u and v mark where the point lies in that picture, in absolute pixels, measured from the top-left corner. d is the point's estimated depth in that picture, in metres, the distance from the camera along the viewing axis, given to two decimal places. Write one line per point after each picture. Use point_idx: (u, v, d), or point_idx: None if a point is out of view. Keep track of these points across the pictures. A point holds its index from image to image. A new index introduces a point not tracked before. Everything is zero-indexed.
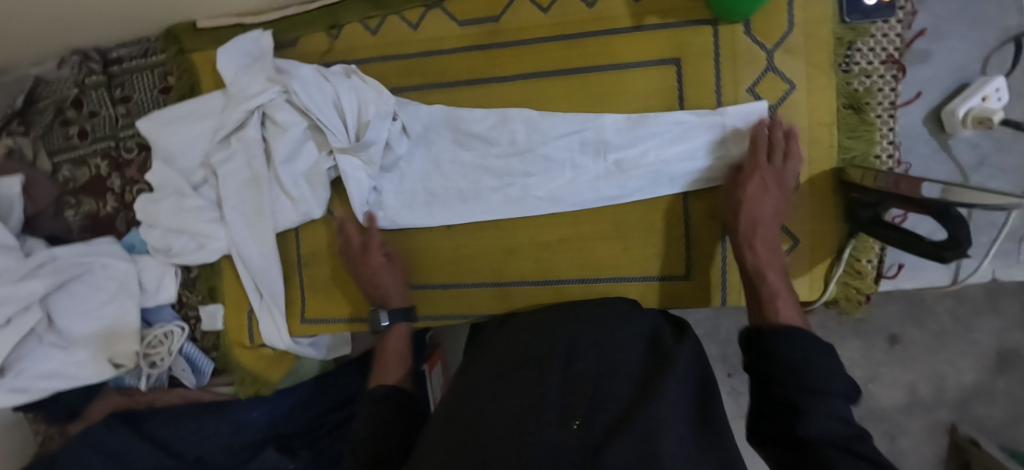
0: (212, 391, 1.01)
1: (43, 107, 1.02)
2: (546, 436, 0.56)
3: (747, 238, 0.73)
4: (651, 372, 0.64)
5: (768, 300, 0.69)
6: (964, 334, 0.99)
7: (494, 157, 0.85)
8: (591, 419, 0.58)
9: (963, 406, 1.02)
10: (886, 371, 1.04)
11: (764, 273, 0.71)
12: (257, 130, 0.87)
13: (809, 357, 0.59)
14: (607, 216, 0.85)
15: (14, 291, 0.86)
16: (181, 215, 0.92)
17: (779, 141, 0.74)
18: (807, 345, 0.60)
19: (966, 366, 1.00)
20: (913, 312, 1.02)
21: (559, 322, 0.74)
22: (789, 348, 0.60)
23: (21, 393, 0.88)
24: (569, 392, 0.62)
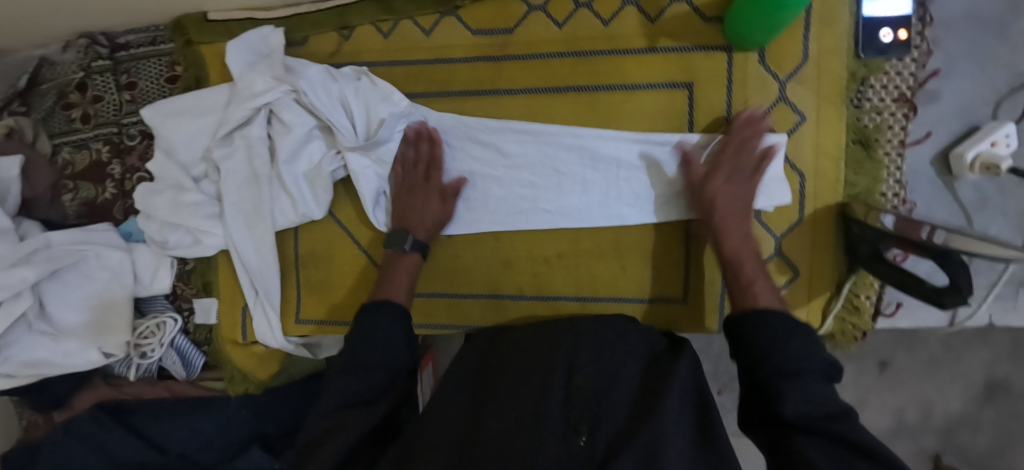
0: (200, 385, 1.01)
1: (45, 90, 1.00)
2: (551, 450, 0.58)
3: (723, 229, 0.74)
4: (649, 388, 0.65)
5: (745, 285, 0.71)
6: (954, 363, 1.01)
7: (499, 170, 0.86)
8: (596, 434, 0.59)
9: (949, 434, 1.03)
10: (874, 396, 1.04)
11: (739, 259, 0.73)
12: (261, 128, 0.86)
13: (778, 344, 0.62)
14: (606, 235, 0.85)
15: (3, 278, 0.84)
16: (178, 209, 0.91)
17: (748, 141, 0.76)
18: (777, 328, 0.63)
19: (954, 395, 1.02)
20: (904, 340, 1.03)
21: (558, 334, 0.74)
22: (764, 336, 0.63)
23: (8, 378, 0.89)
24: (570, 405, 0.62)
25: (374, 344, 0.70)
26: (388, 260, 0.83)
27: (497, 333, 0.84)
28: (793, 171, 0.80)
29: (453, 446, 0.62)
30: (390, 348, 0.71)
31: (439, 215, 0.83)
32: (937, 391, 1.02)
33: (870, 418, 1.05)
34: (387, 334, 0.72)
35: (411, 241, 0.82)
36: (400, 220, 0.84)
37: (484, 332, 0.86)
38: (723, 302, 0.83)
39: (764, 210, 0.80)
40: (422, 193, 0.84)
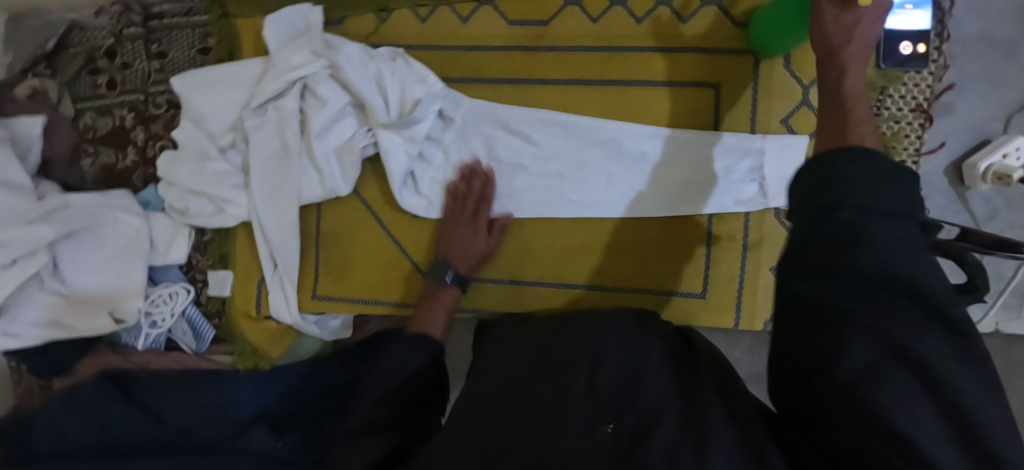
0: (208, 359, 1.00)
1: (74, 53, 1.01)
2: (570, 442, 0.48)
3: (842, 51, 0.54)
4: (688, 376, 0.55)
5: (838, 117, 0.52)
6: None
7: (527, 158, 0.87)
8: (624, 422, 0.49)
9: None
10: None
11: (844, 80, 0.54)
12: (294, 101, 0.86)
13: (874, 177, 0.43)
14: (628, 228, 0.86)
15: (20, 235, 0.83)
16: (202, 177, 0.91)
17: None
18: (874, 165, 0.44)
19: None
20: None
21: (575, 320, 0.63)
22: (854, 170, 0.44)
23: (13, 339, 0.86)
24: (595, 398, 0.52)
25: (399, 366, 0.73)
26: (428, 294, 0.85)
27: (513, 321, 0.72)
28: None
29: (472, 448, 0.51)
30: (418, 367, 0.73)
31: (483, 251, 0.85)
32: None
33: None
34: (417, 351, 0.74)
35: (453, 274, 0.84)
36: (445, 254, 0.86)
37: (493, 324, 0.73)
38: (741, 299, 0.85)
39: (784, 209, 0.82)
40: (468, 229, 0.86)
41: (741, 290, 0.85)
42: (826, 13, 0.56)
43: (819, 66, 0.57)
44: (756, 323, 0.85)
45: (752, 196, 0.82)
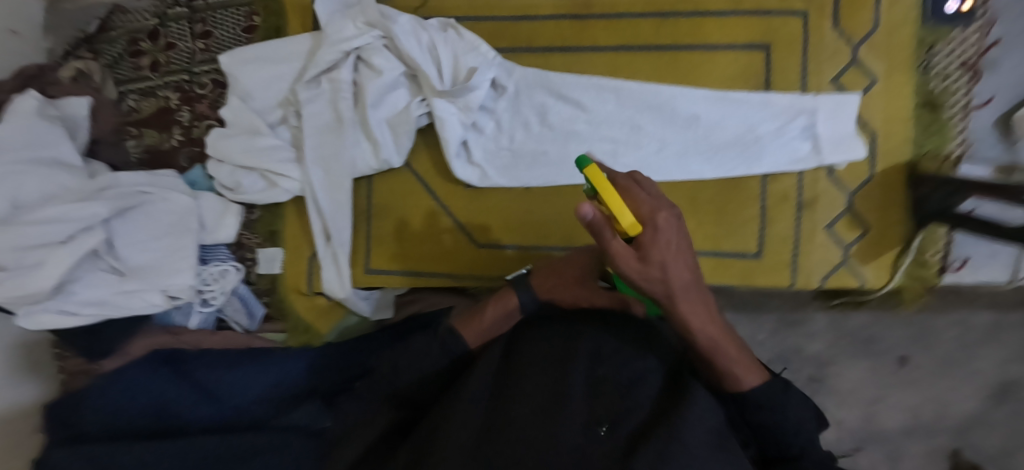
0: (260, 337, 0.99)
1: (115, 36, 1.01)
2: (570, 441, 0.56)
3: (678, 312, 0.60)
4: (673, 393, 0.62)
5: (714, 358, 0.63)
6: (967, 364, 1.05)
7: (579, 125, 0.87)
8: (618, 427, 0.58)
9: (964, 433, 1.05)
10: (894, 394, 1.08)
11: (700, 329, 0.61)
12: (349, 72, 0.86)
13: (776, 416, 0.62)
14: (684, 189, 0.86)
15: (77, 210, 0.82)
16: (252, 152, 0.91)
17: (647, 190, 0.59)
18: (772, 399, 0.62)
19: (970, 395, 1.05)
20: (922, 337, 1.07)
21: (580, 332, 0.67)
22: (759, 410, 0.62)
23: (68, 318, 0.83)
24: (595, 398, 0.61)
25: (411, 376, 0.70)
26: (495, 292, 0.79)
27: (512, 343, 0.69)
28: (863, 130, 0.84)
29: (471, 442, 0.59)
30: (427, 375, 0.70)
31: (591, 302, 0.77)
32: (954, 390, 1.06)
33: (889, 414, 1.08)
34: (431, 361, 0.70)
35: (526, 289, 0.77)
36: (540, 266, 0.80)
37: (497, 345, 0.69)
38: (797, 258, 0.85)
39: (837, 165, 0.83)
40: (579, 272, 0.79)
41: (796, 250, 0.85)
42: (630, 258, 0.56)
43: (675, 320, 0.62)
44: (813, 281, 0.86)
45: (806, 154, 0.83)
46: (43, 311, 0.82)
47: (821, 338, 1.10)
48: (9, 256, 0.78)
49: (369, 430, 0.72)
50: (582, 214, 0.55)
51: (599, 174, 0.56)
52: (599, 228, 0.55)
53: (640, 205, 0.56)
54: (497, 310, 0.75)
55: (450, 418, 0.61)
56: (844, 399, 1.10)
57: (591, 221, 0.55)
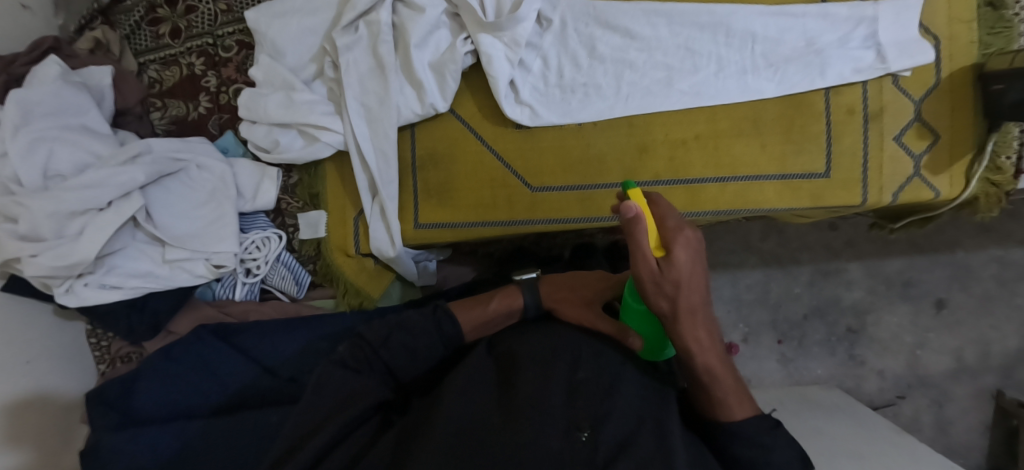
0: (308, 304, 0.97)
1: (131, 5, 0.96)
2: (549, 446, 0.56)
3: (677, 329, 0.62)
4: (653, 404, 0.64)
5: (709, 391, 0.64)
6: (1010, 298, 1.27)
7: (631, 54, 0.85)
8: (599, 432, 0.57)
9: (1006, 372, 1.28)
10: (933, 336, 1.30)
11: (691, 354, 0.63)
12: (388, 13, 0.83)
13: (761, 451, 0.59)
14: (743, 112, 0.84)
15: (113, 176, 0.80)
16: (291, 108, 0.86)
17: (685, 253, 0.58)
18: (762, 439, 0.60)
19: (1010, 333, 1.27)
20: (959, 279, 1.29)
21: (568, 335, 0.74)
22: (743, 446, 0.60)
23: (112, 291, 0.84)
24: (573, 403, 0.61)
25: (400, 351, 0.70)
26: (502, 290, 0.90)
27: (491, 345, 0.75)
28: (927, 35, 0.81)
29: (456, 438, 0.58)
30: (416, 353, 0.71)
31: (590, 323, 0.78)
32: (995, 328, 1.28)
33: (931, 357, 1.30)
34: (425, 341, 0.72)
35: (531, 292, 0.87)
36: (552, 277, 0.92)
37: (480, 345, 0.75)
38: (866, 174, 0.83)
39: (902, 73, 0.81)
40: (588, 285, 0.88)
41: (866, 165, 0.83)
42: (645, 272, 0.59)
43: (671, 337, 0.63)
44: (883, 196, 0.83)
45: (871, 63, 0.81)
46: (86, 286, 0.83)
47: (858, 287, 1.31)
48: (50, 227, 0.77)
49: (362, 400, 0.63)
50: (625, 210, 0.57)
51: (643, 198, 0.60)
52: (636, 230, 0.57)
53: (668, 218, 0.58)
54: (501, 306, 0.85)
55: (437, 408, 0.62)
56: (886, 346, 1.31)
57: (637, 219, 0.57)
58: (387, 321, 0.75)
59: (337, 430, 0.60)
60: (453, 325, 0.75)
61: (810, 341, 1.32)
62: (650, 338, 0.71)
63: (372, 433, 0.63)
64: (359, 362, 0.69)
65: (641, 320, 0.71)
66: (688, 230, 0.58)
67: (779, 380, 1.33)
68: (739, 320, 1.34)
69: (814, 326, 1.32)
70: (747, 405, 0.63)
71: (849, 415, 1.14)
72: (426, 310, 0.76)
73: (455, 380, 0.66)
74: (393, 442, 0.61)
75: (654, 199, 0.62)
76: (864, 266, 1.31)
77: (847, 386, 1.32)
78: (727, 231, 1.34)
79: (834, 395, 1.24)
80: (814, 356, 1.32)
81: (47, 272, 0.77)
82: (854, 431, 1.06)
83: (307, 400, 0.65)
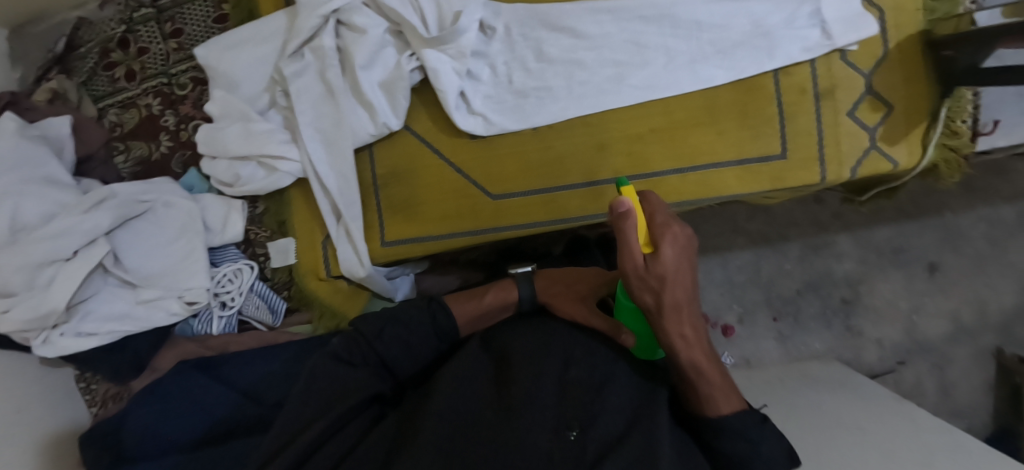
0: (286, 332, 0.97)
1: (85, 52, 0.97)
2: (538, 444, 0.56)
3: (663, 325, 0.62)
4: (641, 402, 0.63)
5: (698, 390, 0.63)
6: (1003, 255, 1.28)
7: (581, 54, 0.84)
8: (587, 432, 0.58)
9: (1005, 329, 1.28)
10: (929, 300, 1.29)
11: (677, 350, 0.63)
12: (332, 38, 0.83)
13: (749, 446, 0.60)
14: (696, 100, 0.84)
15: (79, 224, 0.81)
16: (249, 139, 0.87)
17: (672, 249, 0.59)
18: (749, 435, 0.60)
19: (1005, 289, 1.28)
20: (950, 242, 1.29)
21: (554, 331, 0.75)
22: (729, 441, 0.61)
23: (89, 338, 0.85)
24: (564, 401, 0.62)
25: (396, 344, 0.71)
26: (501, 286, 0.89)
27: (485, 342, 0.75)
28: (871, 7, 0.80)
29: (450, 435, 0.58)
30: (411, 348, 0.73)
31: (584, 317, 0.77)
32: (990, 287, 1.28)
33: (928, 321, 1.29)
34: (419, 335, 0.74)
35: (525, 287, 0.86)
36: (548, 274, 0.92)
37: (474, 341, 0.75)
38: (824, 152, 0.83)
39: (849, 48, 0.80)
40: (581, 282, 0.88)
41: (822, 142, 0.82)
42: (631, 266, 0.59)
43: (658, 331, 0.63)
44: (844, 172, 0.83)
45: (818, 41, 0.80)
46: (62, 336, 0.84)
47: (849, 258, 1.31)
48: (20, 280, 0.79)
49: (355, 396, 0.64)
50: (614, 207, 0.57)
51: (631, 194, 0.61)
52: (624, 226, 0.58)
53: (657, 214, 0.60)
54: (495, 300, 0.86)
55: (428, 406, 0.62)
56: (882, 314, 1.30)
57: (625, 215, 0.57)
58: (381, 316, 0.76)
59: (332, 423, 0.61)
60: (447, 317, 0.77)
61: (805, 315, 1.32)
62: (643, 335, 0.72)
63: (364, 427, 0.64)
64: (354, 356, 0.70)
65: (634, 316, 0.72)
66: (676, 226, 0.60)
67: (778, 357, 1.32)
68: (734, 300, 1.33)
69: (809, 300, 1.32)
70: (735, 399, 0.63)
71: (849, 387, 1.13)
72: (422, 303, 0.78)
73: (445, 378, 0.65)
74: (393, 431, 0.62)
75: (644, 195, 0.63)
76: (852, 236, 1.31)
77: (846, 357, 1.31)
78: (712, 215, 1.33)
79: (833, 368, 1.23)
80: (811, 331, 1.31)
81: (21, 326, 0.80)
82: (852, 403, 1.05)
83: (300, 391, 0.66)
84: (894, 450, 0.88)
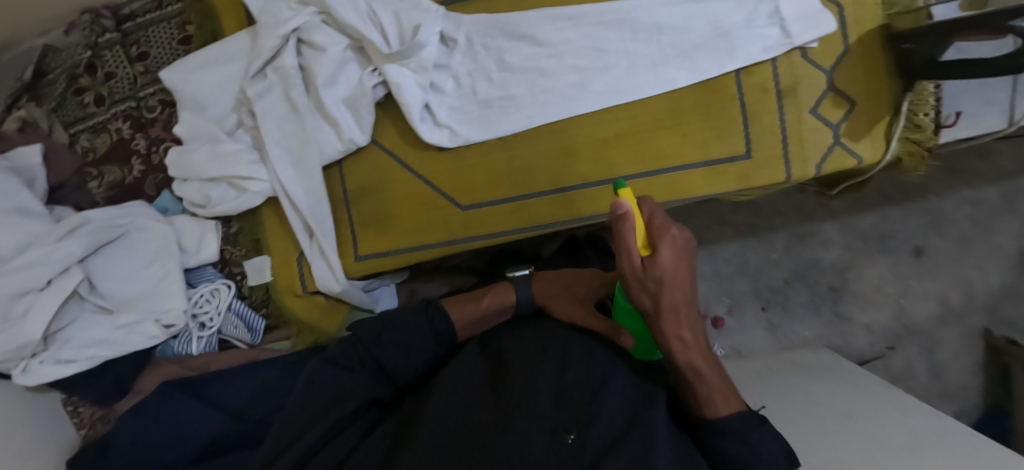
0: (266, 348, 0.98)
1: (53, 78, 0.97)
2: (536, 445, 0.56)
3: (661, 327, 0.61)
4: (639, 403, 0.61)
5: (696, 391, 0.62)
6: (988, 237, 1.28)
7: (542, 62, 0.84)
8: (586, 434, 0.57)
9: (993, 311, 1.29)
10: (916, 283, 1.30)
11: (675, 351, 0.62)
12: (293, 57, 0.83)
13: (749, 449, 0.59)
14: (660, 103, 0.84)
15: (52, 253, 0.83)
16: (218, 160, 0.87)
17: (672, 252, 0.57)
18: (751, 437, 0.59)
19: (991, 270, 1.29)
20: (935, 226, 1.29)
21: (553, 333, 0.74)
22: (728, 444, 0.59)
23: (68, 364, 0.86)
24: (563, 403, 0.61)
25: (392, 348, 0.71)
26: (501, 288, 0.86)
27: (482, 344, 0.75)
28: (830, 3, 0.80)
29: (446, 436, 0.59)
30: (408, 350, 0.73)
31: (583, 318, 0.76)
32: (976, 268, 1.29)
33: (916, 305, 1.30)
34: (417, 339, 0.74)
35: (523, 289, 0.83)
36: (545, 275, 0.88)
37: (471, 343, 0.75)
38: (788, 150, 0.83)
39: (809, 44, 0.80)
40: (578, 283, 0.85)
41: (786, 140, 0.83)
42: (631, 268, 0.58)
43: (655, 333, 0.62)
44: (808, 169, 0.83)
45: (777, 40, 0.80)
46: (42, 364, 0.84)
47: (835, 246, 1.31)
48: None
49: (352, 401, 0.65)
50: (614, 208, 0.56)
51: (632, 196, 0.59)
52: (623, 228, 0.56)
53: (656, 216, 0.58)
54: (493, 302, 0.83)
55: (424, 409, 0.63)
56: (870, 299, 1.31)
57: (623, 217, 0.56)
58: (378, 318, 0.76)
59: (328, 430, 0.61)
60: (445, 321, 0.77)
61: (793, 303, 1.32)
62: (640, 337, 0.69)
63: (366, 429, 0.66)
64: (351, 360, 0.70)
65: (631, 317, 0.69)
66: (679, 231, 0.58)
67: (768, 346, 1.32)
68: (722, 292, 1.33)
69: (797, 289, 1.32)
70: (735, 402, 0.62)
71: (838, 373, 1.13)
72: (418, 306, 0.78)
73: (443, 381, 0.66)
74: (389, 436, 0.63)
75: (646, 197, 0.62)
76: (837, 224, 1.31)
77: (836, 344, 1.31)
78: (696, 208, 1.33)
79: (822, 355, 1.24)
80: (799, 319, 1.32)
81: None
82: (839, 390, 1.06)
83: (298, 396, 0.67)
84: (879, 436, 0.88)
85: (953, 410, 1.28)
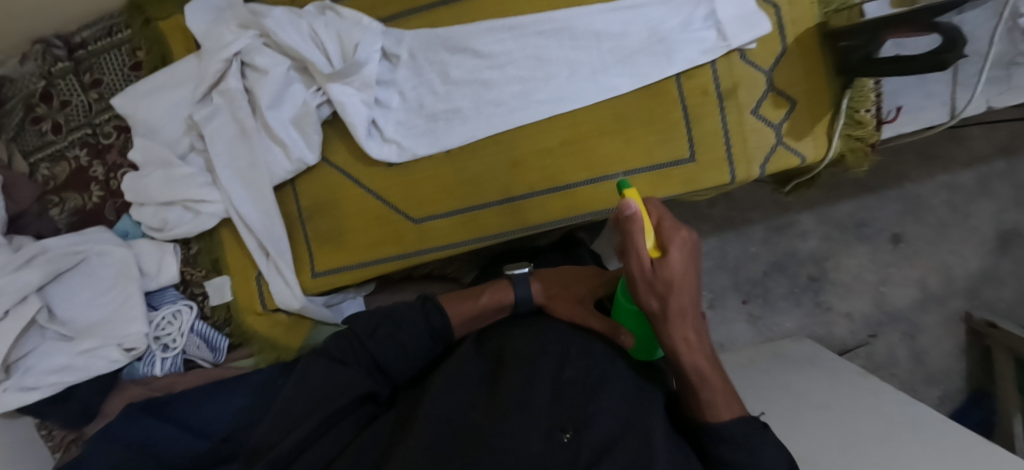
0: (231, 367, 0.98)
1: (10, 108, 0.99)
2: (529, 447, 0.54)
3: (666, 329, 0.60)
4: (639, 406, 0.60)
5: (699, 395, 0.60)
6: (965, 222, 1.28)
7: (485, 74, 0.84)
8: (582, 433, 0.54)
9: (973, 295, 1.29)
10: (895, 270, 1.29)
11: (679, 354, 0.61)
12: (237, 80, 0.85)
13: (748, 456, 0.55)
14: (603, 110, 0.84)
15: (10, 282, 0.85)
16: (172, 184, 0.89)
17: (682, 253, 0.57)
18: (753, 442, 0.55)
19: (969, 254, 1.29)
20: (912, 213, 1.28)
21: (547, 330, 0.72)
22: (727, 449, 0.56)
23: (30, 392, 0.87)
24: (559, 400, 0.59)
25: (386, 343, 0.71)
26: (497, 287, 0.83)
27: (479, 343, 0.73)
28: (766, 4, 0.81)
29: (442, 434, 0.57)
30: (405, 348, 0.72)
31: (581, 317, 0.75)
32: (954, 253, 1.29)
33: (896, 292, 1.29)
34: (411, 336, 0.73)
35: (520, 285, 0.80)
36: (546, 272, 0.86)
37: (468, 341, 0.73)
38: (731, 151, 0.83)
39: (747, 46, 0.81)
40: (577, 281, 0.84)
41: (728, 142, 0.83)
42: (639, 269, 0.57)
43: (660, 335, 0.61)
44: (752, 169, 0.84)
45: (714, 43, 0.81)
46: (6, 391, 0.86)
47: (812, 236, 1.30)
48: None
49: (342, 398, 0.65)
50: (623, 208, 0.55)
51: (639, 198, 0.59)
52: (631, 228, 0.56)
53: (664, 218, 0.58)
54: (491, 301, 0.80)
55: (419, 408, 0.61)
56: (849, 288, 1.30)
57: (631, 218, 0.55)
58: (375, 315, 0.75)
59: (316, 425, 0.62)
60: (441, 318, 0.76)
61: (774, 296, 1.31)
62: (643, 339, 0.70)
63: (354, 427, 0.65)
64: (346, 353, 0.70)
65: (636, 320, 0.70)
66: (687, 233, 0.58)
67: (750, 339, 1.31)
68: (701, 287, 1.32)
69: (777, 280, 1.31)
70: (739, 408, 0.59)
71: (819, 364, 1.13)
72: (415, 303, 0.77)
73: (439, 380, 0.65)
74: (379, 434, 0.63)
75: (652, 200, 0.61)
76: (814, 214, 1.29)
77: (818, 334, 1.31)
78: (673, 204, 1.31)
79: (803, 346, 1.22)
80: (780, 310, 1.31)
81: None
82: (820, 381, 1.05)
83: (290, 392, 0.67)
84: (855, 426, 0.88)
85: (936, 395, 1.29)
